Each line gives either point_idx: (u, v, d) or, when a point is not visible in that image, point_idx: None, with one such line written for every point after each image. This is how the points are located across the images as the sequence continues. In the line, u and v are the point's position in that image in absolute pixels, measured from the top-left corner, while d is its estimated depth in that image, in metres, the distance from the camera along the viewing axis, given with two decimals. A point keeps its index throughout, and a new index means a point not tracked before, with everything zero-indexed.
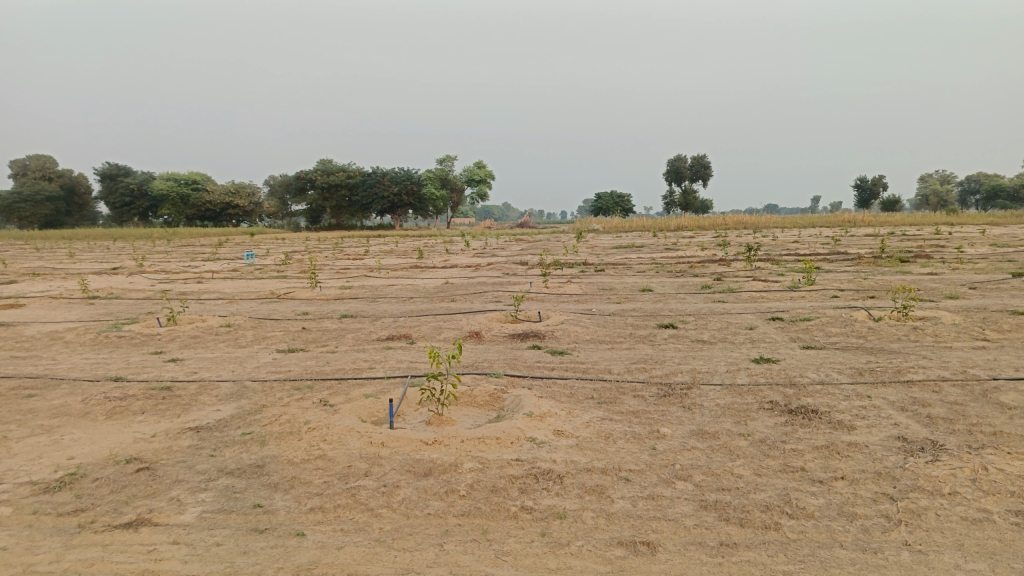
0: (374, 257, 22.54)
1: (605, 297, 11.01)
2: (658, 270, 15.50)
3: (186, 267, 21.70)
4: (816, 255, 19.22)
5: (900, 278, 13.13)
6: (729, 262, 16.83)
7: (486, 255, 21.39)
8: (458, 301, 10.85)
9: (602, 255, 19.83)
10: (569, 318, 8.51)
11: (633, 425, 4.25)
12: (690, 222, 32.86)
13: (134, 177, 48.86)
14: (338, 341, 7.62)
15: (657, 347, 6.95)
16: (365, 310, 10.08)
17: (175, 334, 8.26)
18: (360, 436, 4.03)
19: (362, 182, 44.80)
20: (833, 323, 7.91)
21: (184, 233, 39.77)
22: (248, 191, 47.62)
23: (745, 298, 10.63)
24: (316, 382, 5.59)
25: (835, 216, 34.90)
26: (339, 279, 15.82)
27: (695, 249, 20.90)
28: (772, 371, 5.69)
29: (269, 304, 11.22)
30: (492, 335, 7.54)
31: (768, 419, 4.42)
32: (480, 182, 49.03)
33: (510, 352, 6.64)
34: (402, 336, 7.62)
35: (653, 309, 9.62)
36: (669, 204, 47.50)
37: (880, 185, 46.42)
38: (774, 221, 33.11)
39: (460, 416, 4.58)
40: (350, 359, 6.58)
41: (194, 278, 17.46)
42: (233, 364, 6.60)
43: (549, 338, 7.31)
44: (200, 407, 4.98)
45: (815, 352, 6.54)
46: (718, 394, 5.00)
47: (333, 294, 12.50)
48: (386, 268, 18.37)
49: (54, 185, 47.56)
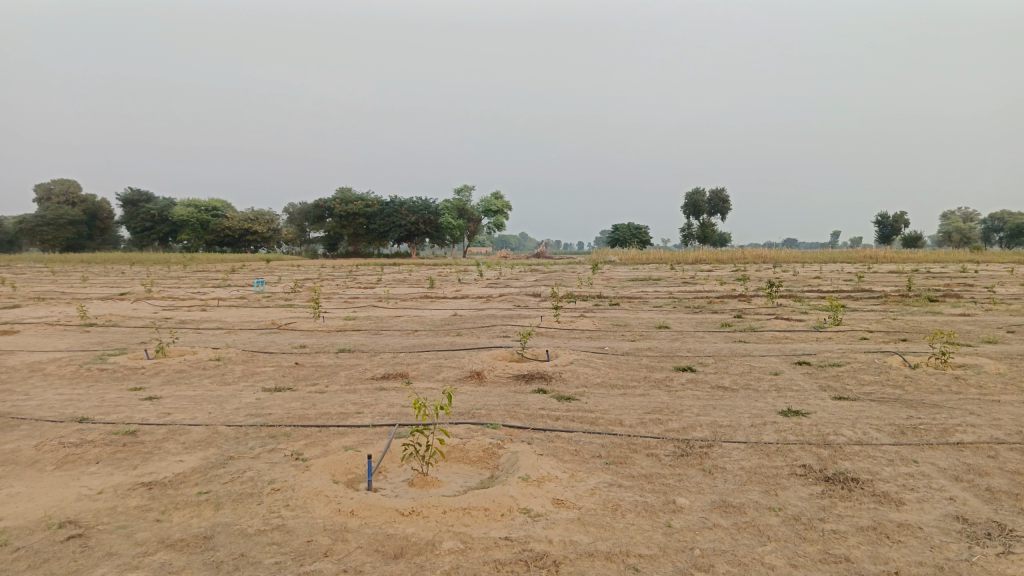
0: (385, 286, 22.10)
1: (619, 335, 10.44)
2: (675, 306, 14.89)
3: (195, 294, 21.25)
4: (840, 292, 18.53)
5: (931, 319, 12.46)
6: (749, 298, 16.20)
7: (498, 286, 20.84)
8: (463, 336, 10.32)
9: (617, 288, 19.27)
10: (579, 358, 7.95)
11: (644, 494, 3.68)
12: (708, 255, 32.23)
13: (155, 203, 49.08)
14: (329, 380, 7.10)
15: (674, 393, 6.36)
16: (365, 345, 9.57)
17: (160, 368, 7.78)
18: (327, 503, 3.49)
19: (379, 211, 44.67)
20: (865, 370, 7.28)
21: (201, 259, 39.65)
22: (267, 218, 47.64)
23: (767, 339, 10.01)
24: (296, 429, 5.06)
25: (857, 252, 34.06)
26: (346, 309, 15.35)
27: (714, 283, 20.29)
28: (802, 427, 5.09)
29: (267, 336, 10.74)
30: (495, 376, 6.99)
31: (801, 489, 3.83)
32: (497, 212, 48.75)
33: (512, 398, 6.09)
34: (397, 376, 7.09)
35: (670, 349, 9.02)
36: (686, 237, 46.89)
37: (901, 221, 45.73)
38: (794, 256, 32.34)
39: (449, 477, 4.05)
40: (339, 401, 6.06)
41: (200, 305, 17.07)
42: (212, 404, 6.09)
43: (556, 381, 6.75)
44: (161, 459, 4.46)
45: (849, 405, 5.92)
46: (742, 454, 4.42)
47: (336, 325, 12.03)
48: (396, 298, 17.93)
49: (77, 209, 47.90)
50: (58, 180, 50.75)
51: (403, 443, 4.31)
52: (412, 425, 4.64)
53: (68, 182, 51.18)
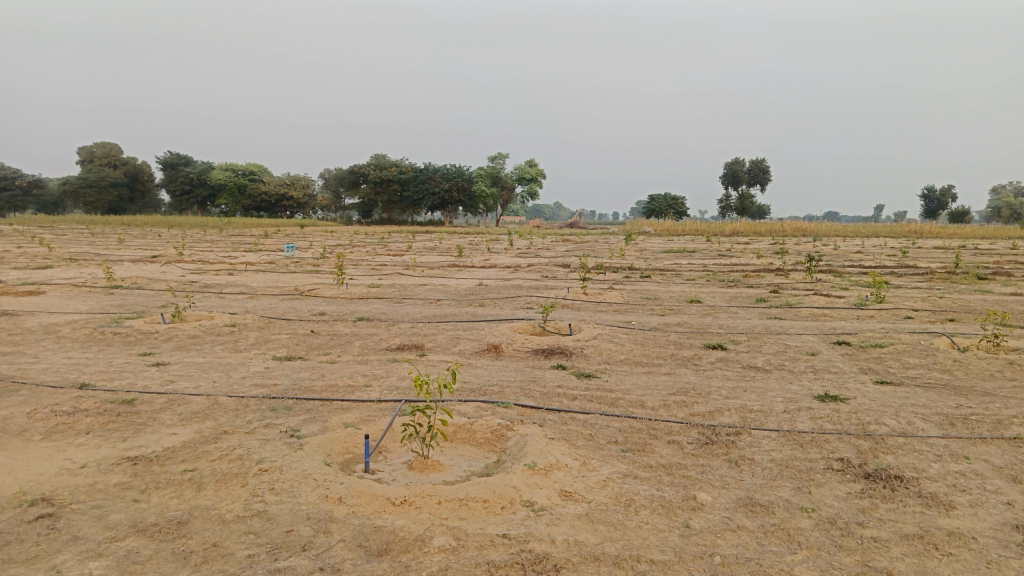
0: (414, 253, 21.89)
1: (648, 308, 10.04)
2: (709, 279, 14.38)
3: (225, 257, 21.25)
4: (884, 268, 17.81)
5: (981, 298, 11.81)
6: (786, 272, 15.63)
7: (528, 255, 20.48)
8: (486, 306, 10.01)
9: (649, 259, 18.80)
10: (604, 332, 7.58)
11: (662, 488, 3.34)
12: (745, 227, 31.37)
13: (194, 167, 49.48)
14: (342, 349, 6.86)
15: (701, 373, 5.99)
16: (385, 313, 9.32)
17: (174, 333, 7.61)
18: (314, 488, 3.21)
19: (413, 178, 44.41)
20: (910, 352, 6.81)
21: (238, 223, 39.92)
22: (302, 183, 47.75)
23: (804, 316, 9.53)
24: (297, 402, 4.81)
25: (901, 226, 32.93)
26: (372, 276, 15.14)
27: (750, 256, 19.68)
28: (840, 415, 4.69)
29: (288, 302, 10.56)
30: (513, 350, 6.67)
31: (837, 487, 3.47)
32: (532, 181, 48.13)
33: (529, 374, 5.77)
34: (412, 347, 6.81)
35: (700, 325, 8.60)
36: (723, 208, 45.87)
37: (948, 196, 44.20)
38: (835, 229, 31.34)
39: (452, 463, 3.77)
40: (348, 373, 5.81)
41: (228, 269, 17.03)
42: (218, 373, 5.88)
43: (577, 357, 6.40)
44: (153, 432, 4.25)
45: (892, 391, 5.48)
46: (773, 444, 4.05)
47: (359, 292, 11.82)
48: (423, 266, 17.69)
49: (119, 172, 48.52)
50: (100, 143, 51.28)
51: (403, 423, 4.01)
52: (417, 403, 4.35)
53: (110, 145, 51.77)
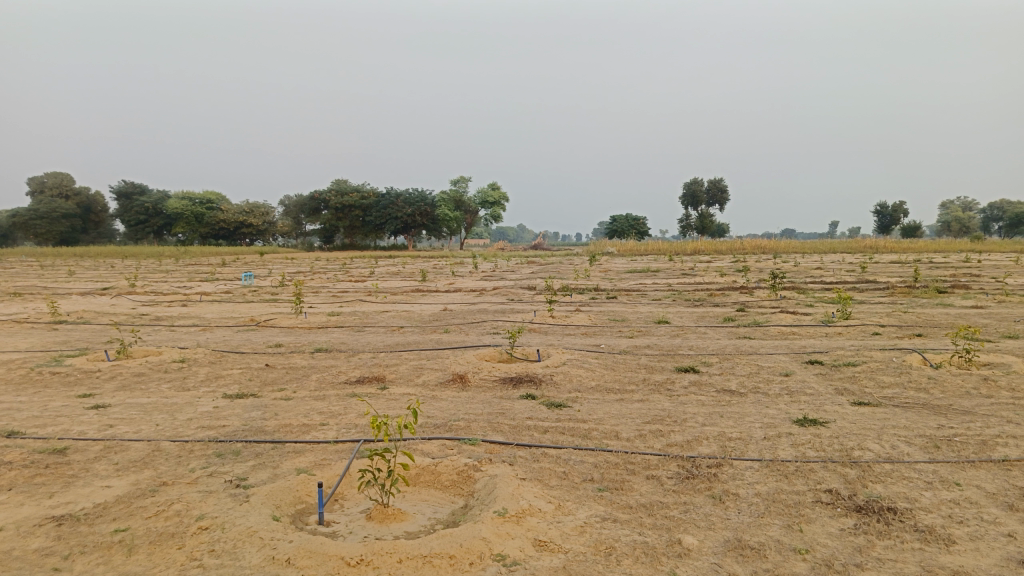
0: (376, 279, 21.49)
1: (617, 331, 9.83)
2: (675, 299, 14.26)
3: (179, 288, 20.58)
4: (845, 283, 17.94)
5: (944, 312, 11.87)
6: (751, 290, 15.61)
7: (492, 279, 20.21)
8: (451, 333, 9.70)
9: (614, 280, 18.66)
10: (573, 358, 7.33)
11: (644, 532, 3.08)
12: (706, 245, 31.59)
13: (149, 196, 48.34)
14: (298, 384, 6.49)
15: (676, 399, 5.76)
16: (345, 343, 8.95)
17: (117, 372, 7.15)
18: (259, 548, 2.88)
19: (375, 203, 43.94)
20: (884, 371, 6.68)
21: (195, 252, 38.98)
22: (262, 211, 46.96)
23: (774, 335, 9.41)
24: (246, 446, 4.45)
25: (857, 241, 33.55)
26: (332, 303, 14.71)
27: (714, 274, 19.71)
28: (822, 441, 4.49)
29: (243, 334, 10.10)
30: (479, 380, 6.37)
31: (830, 523, 3.24)
32: (495, 204, 48.00)
33: (496, 406, 5.48)
34: (373, 379, 6.46)
35: (671, 347, 8.40)
36: (684, 228, 46.28)
37: (901, 211, 45.25)
38: (793, 246, 31.77)
39: (415, 510, 3.46)
40: (304, 410, 5.45)
41: (182, 300, 16.41)
42: (162, 415, 5.47)
43: (546, 385, 6.13)
44: (85, 485, 3.85)
45: (871, 412, 5.31)
46: (757, 476, 3.83)
47: (318, 322, 11.41)
48: (385, 292, 17.29)
49: (71, 202, 47.17)
50: (51, 173, 49.82)
51: (360, 468, 3.70)
52: (375, 444, 4.03)
53: (61, 175, 50.34)
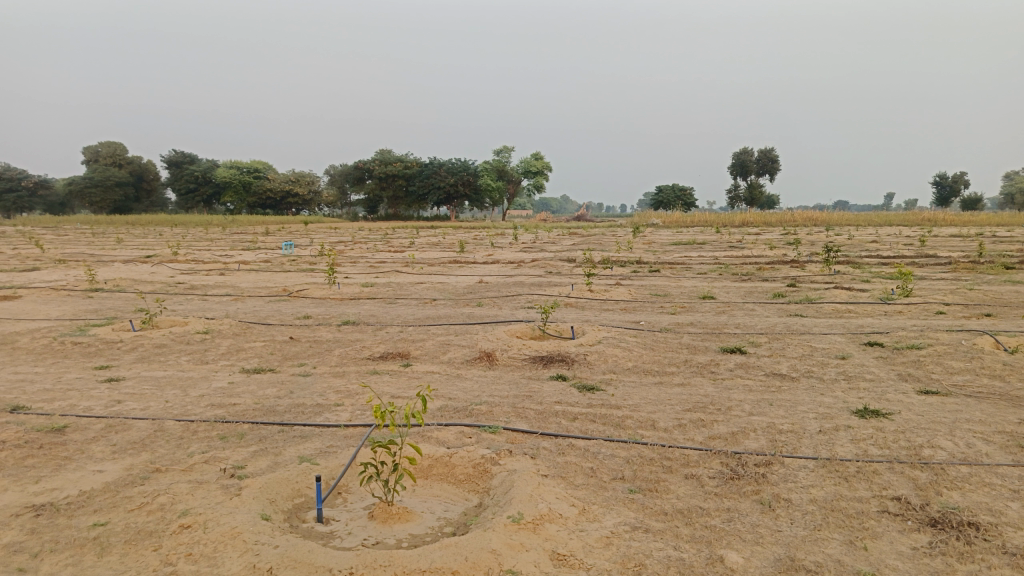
0: (415, 250, 21.22)
1: (658, 306, 9.33)
2: (721, 273, 13.63)
3: (221, 256, 20.65)
4: (903, 258, 17.01)
5: (1014, 290, 11.04)
6: (801, 265, 14.88)
7: (532, 250, 19.74)
8: (484, 306, 9.33)
9: (658, 253, 18.05)
10: (610, 336, 6.88)
11: (680, 546, 2.66)
12: (754, 217, 30.55)
13: (199, 165, 48.93)
14: (319, 359, 6.20)
15: (720, 383, 5.30)
16: (374, 316, 8.65)
17: (139, 343, 6.96)
18: (240, 554, 2.55)
19: (418, 172, 43.68)
20: (953, 355, 6.08)
21: (242, 221, 39.33)
22: (307, 180, 47.15)
23: (827, 313, 8.81)
24: (252, 428, 4.15)
25: (913, 214, 32.08)
26: (368, 274, 14.47)
27: (762, 247, 18.95)
28: (886, 437, 3.99)
29: (274, 304, 9.89)
30: (508, 358, 5.98)
31: (901, 540, 2.78)
32: (538, 174, 47.34)
33: (524, 388, 5.08)
34: (396, 356, 6.13)
35: (715, 325, 7.89)
36: (731, 199, 45.01)
37: (961, 182, 43.22)
38: (846, 218, 30.52)
39: (423, 509, 3.09)
40: (320, 389, 5.15)
41: (220, 269, 16.35)
42: (174, 391, 5.22)
43: (579, 365, 5.71)
44: (75, 469, 3.59)
45: (940, 403, 4.77)
46: (812, 479, 3.36)
47: (351, 293, 11.16)
48: (423, 262, 17.00)
49: (125, 171, 48.03)
50: (104, 142, 50.56)
51: (364, 461, 3.33)
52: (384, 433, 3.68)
53: (115, 144, 51.16)
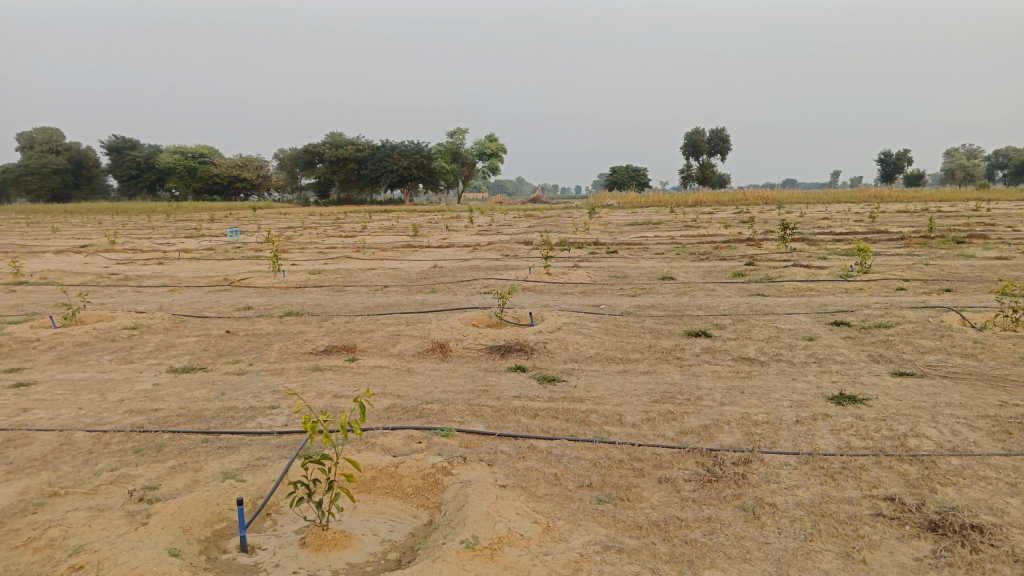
0: (366, 235, 20.57)
1: (618, 289, 9.03)
2: (680, 253, 13.42)
3: (161, 245, 19.66)
4: (856, 234, 17.07)
5: (969, 264, 11.04)
6: (758, 243, 14.77)
7: (488, 233, 19.29)
8: (437, 293, 8.90)
9: (615, 233, 17.78)
10: (569, 322, 6.53)
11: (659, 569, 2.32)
12: (708, 197, 30.58)
13: (141, 150, 47.03)
14: (257, 354, 5.72)
15: (687, 370, 4.98)
16: (320, 306, 8.14)
17: (58, 341, 6.35)
18: None
19: (371, 155, 42.71)
20: (922, 333, 5.88)
21: (188, 207, 37.90)
22: (255, 165, 45.73)
23: (789, 291, 8.61)
24: (173, 438, 3.68)
25: (861, 191, 32.49)
26: (317, 260, 13.86)
27: (718, 226, 18.86)
28: (869, 427, 3.72)
29: (213, 295, 9.29)
30: (462, 349, 5.58)
31: (904, 551, 2.47)
32: (492, 155, 46.74)
33: (479, 381, 4.69)
34: (341, 349, 5.68)
35: (677, 307, 7.61)
36: (684, 179, 45.12)
37: (905, 159, 44.10)
38: (797, 195, 30.74)
39: (364, 531, 2.69)
40: (255, 389, 4.68)
41: (159, 258, 15.52)
42: (91, 396, 4.70)
43: (538, 355, 5.35)
44: None
45: (917, 386, 4.54)
46: (796, 479, 3.06)
47: (297, 281, 10.59)
48: (375, 248, 16.41)
49: (62, 157, 45.88)
50: (40, 128, 48.31)
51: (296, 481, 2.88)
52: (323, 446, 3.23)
53: (50, 129, 48.84)
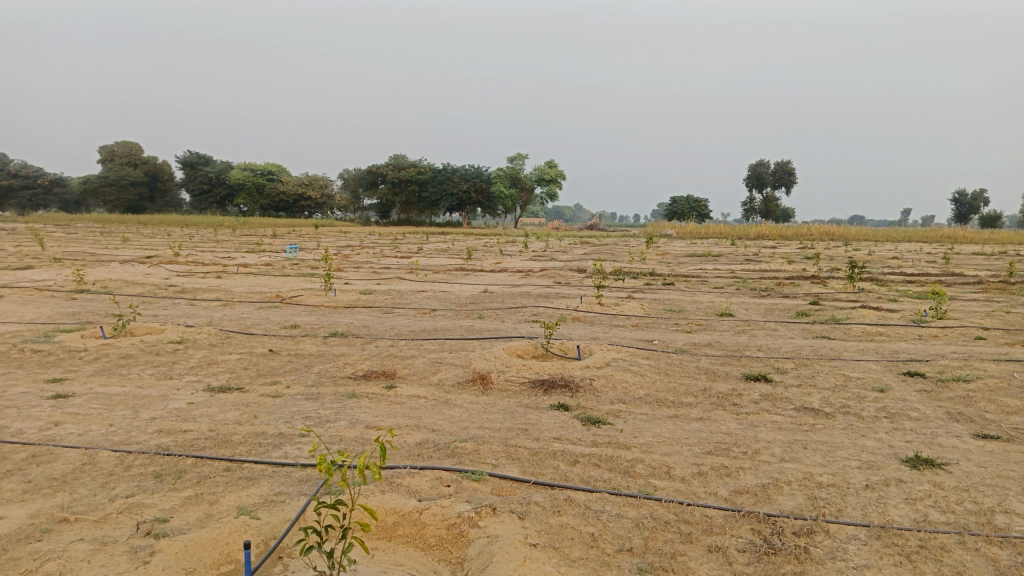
0: (421, 256, 20.60)
1: (673, 324, 8.66)
2: (739, 288, 12.94)
3: (222, 258, 20.08)
4: (929, 276, 16.23)
5: None
6: (822, 281, 14.15)
7: (542, 259, 19.06)
8: (485, 319, 8.69)
9: (672, 265, 17.35)
10: (619, 358, 6.22)
11: None
12: (771, 231, 29.76)
13: (213, 166, 48.61)
14: (296, 376, 5.59)
15: (744, 419, 4.62)
16: (366, 328, 8.02)
17: (104, 353, 6.35)
18: None
19: (432, 178, 43.18)
20: (1007, 390, 5.37)
21: (254, 223, 38.87)
22: (320, 183, 46.73)
23: (857, 335, 8.11)
24: (195, 465, 3.52)
25: (933, 230, 31.14)
26: (370, 280, 13.86)
27: (781, 261, 18.22)
28: (951, 499, 3.31)
29: (262, 311, 9.29)
30: (504, 382, 5.33)
31: None
32: (552, 182, 46.70)
33: (520, 419, 4.43)
34: (380, 376, 5.50)
35: (735, 347, 7.21)
36: (746, 212, 44.19)
37: (980, 200, 42.27)
38: (865, 233, 29.64)
39: None
40: (288, 414, 4.51)
41: (218, 271, 15.77)
42: (125, 412, 4.61)
43: (584, 393, 5.06)
44: None
45: (1003, 451, 4.08)
46: (866, 558, 2.70)
47: (347, 300, 10.55)
48: (429, 270, 16.36)
49: (139, 170, 47.77)
50: (121, 142, 50.52)
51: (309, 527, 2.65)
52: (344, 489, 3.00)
53: (130, 143, 50.92)
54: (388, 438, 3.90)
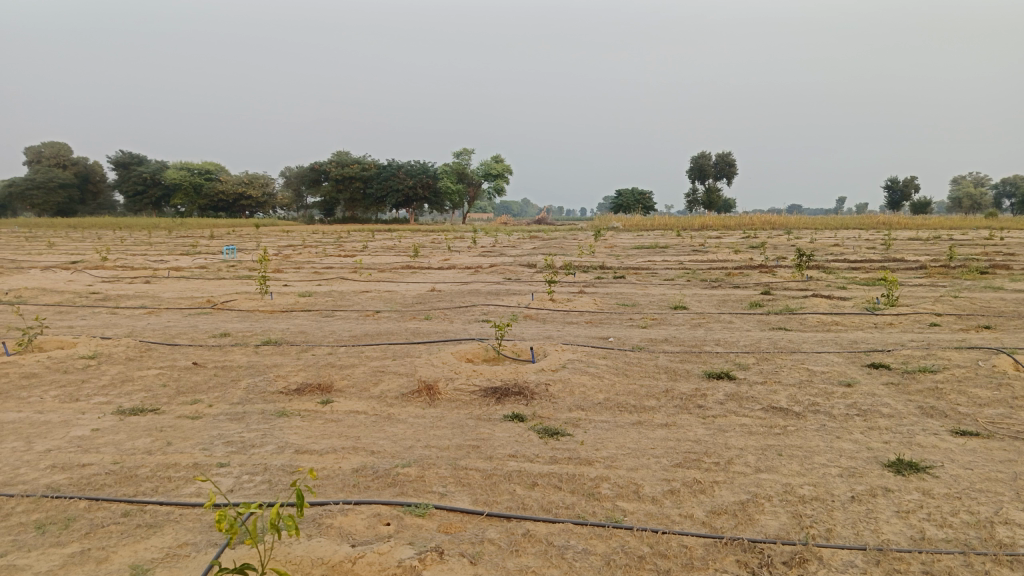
0: (366, 254, 19.94)
1: (628, 319, 8.33)
2: (690, 279, 12.73)
3: (154, 262, 19.02)
4: (873, 263, 16.36)
5: (999, 297, 10.33)
6: (771, 270, 14.10)
7: (491, 255, 18.63)
8: (432, 321, 8.23)
9: (622, 257, 17.12)
10: (575, 359, 5.83)
11: None
12: (715, 221, 29.94)
13: (147, 166, 46.61)
14: (221, 393, 5.04)
15: (711, 424, 4.27)
16: (303, 334, 7.46)
17: (3, 373, 5.65)
18: None
19: (376, 175, 42.26)
20: (975, 381, 5.17)
21: (192, 224, 37.33)
22: (261, 182, 45.28)
23: (814, 326, 7.91)
24: (90, 510, 3.00)
25: (869, 217, 31.79)
26: (310, 281, 13.20)
27: (727, 251, 18.21)
28: (945, 511, 3.01)
29: (191, 319, 8.62)
30: (453, 391, 4.89)
31: None
32: (498, 176, 46.28)
33: (470, 434, 4.00)
34: (315, 390, 4.98)
35: (693, 341, 6.92)
36: (689, 203, 44.54)
37: (912, 187, 43.48)
38: (805, 220, 30.07)
39: None
40: (206, 440, 3.98)
41: (147, 276, 14.86)
42: (16, 444, 4.01)
43: (539, 401, 4.65)
44: None
45: (985, 449, 3.83)
46: None
47: (284, 304, 9.92)
48: (373, 268, 15.74)
49: (68, 172, 45.47)
50: (48, 142, 48.06)
51: None
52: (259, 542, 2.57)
53: (58, 145, 48.48)
54: (320, 466, 3.43)
